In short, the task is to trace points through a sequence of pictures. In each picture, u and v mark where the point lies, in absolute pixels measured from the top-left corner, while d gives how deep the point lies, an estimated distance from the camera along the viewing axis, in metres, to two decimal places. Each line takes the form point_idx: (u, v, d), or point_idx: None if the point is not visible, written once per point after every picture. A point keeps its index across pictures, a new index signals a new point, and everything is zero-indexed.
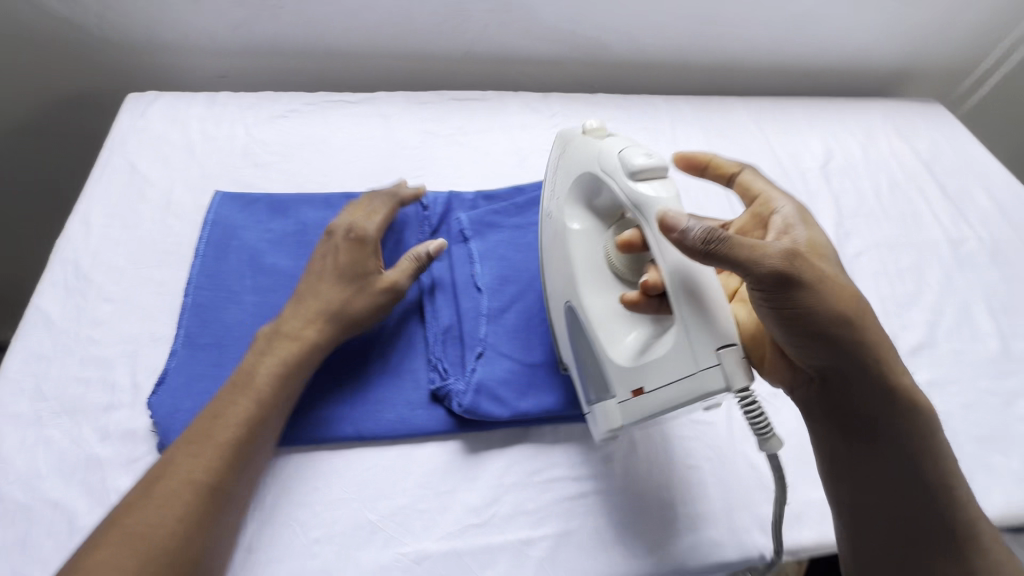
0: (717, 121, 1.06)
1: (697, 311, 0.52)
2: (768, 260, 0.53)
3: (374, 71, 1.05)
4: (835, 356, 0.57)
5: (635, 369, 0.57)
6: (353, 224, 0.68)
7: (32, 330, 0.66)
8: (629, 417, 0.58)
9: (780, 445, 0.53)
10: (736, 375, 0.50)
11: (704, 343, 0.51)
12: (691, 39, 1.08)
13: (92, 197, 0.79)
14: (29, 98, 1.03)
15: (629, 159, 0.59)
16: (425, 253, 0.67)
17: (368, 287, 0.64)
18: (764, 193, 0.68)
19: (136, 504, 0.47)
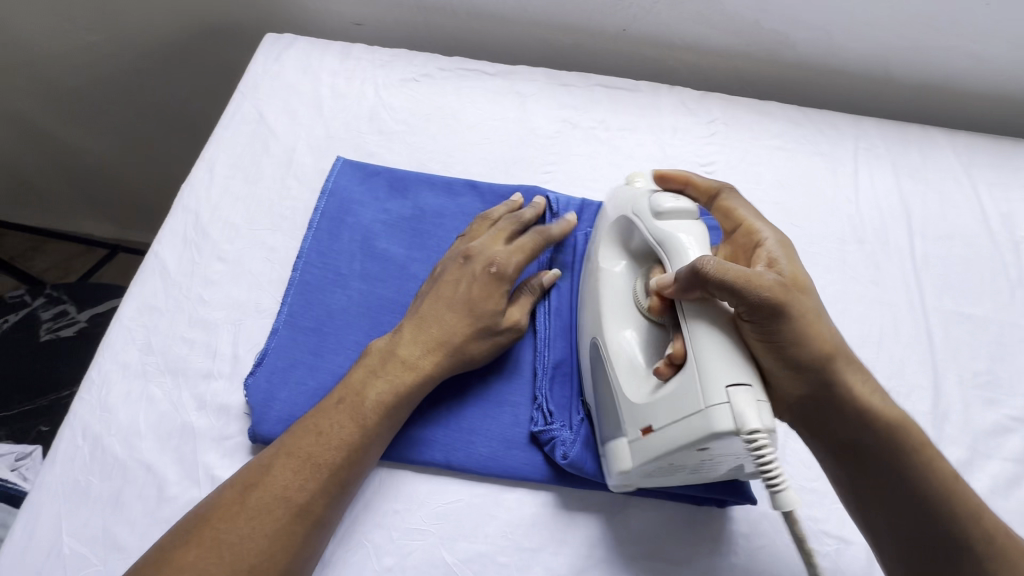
0: (914, 154, 0.86)
1: (704, 346, 0.48)
2: (755, 292, 0.48)
3: (516, 39, 0.94)
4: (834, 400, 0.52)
5: (646, 405, 0.51)
6: (496, 257, 0.61)
7: (148, 278, 0.66)
8: (638, 459, 0.51)
9: (797, 501, 0.45)
10: (746, 415, 0.44)
11: (712, 377, 0.46)
12: (902, 48, 0.88)
13: (219, 143, 0.76)
14: (173, 22, 1.03)
15: (656, 202, 0.57)
16: (540, 285, 0.64)
17: (493, 329, 0.59)
18: (750, 219, 0.58)
19: (230, 508, 0.47)
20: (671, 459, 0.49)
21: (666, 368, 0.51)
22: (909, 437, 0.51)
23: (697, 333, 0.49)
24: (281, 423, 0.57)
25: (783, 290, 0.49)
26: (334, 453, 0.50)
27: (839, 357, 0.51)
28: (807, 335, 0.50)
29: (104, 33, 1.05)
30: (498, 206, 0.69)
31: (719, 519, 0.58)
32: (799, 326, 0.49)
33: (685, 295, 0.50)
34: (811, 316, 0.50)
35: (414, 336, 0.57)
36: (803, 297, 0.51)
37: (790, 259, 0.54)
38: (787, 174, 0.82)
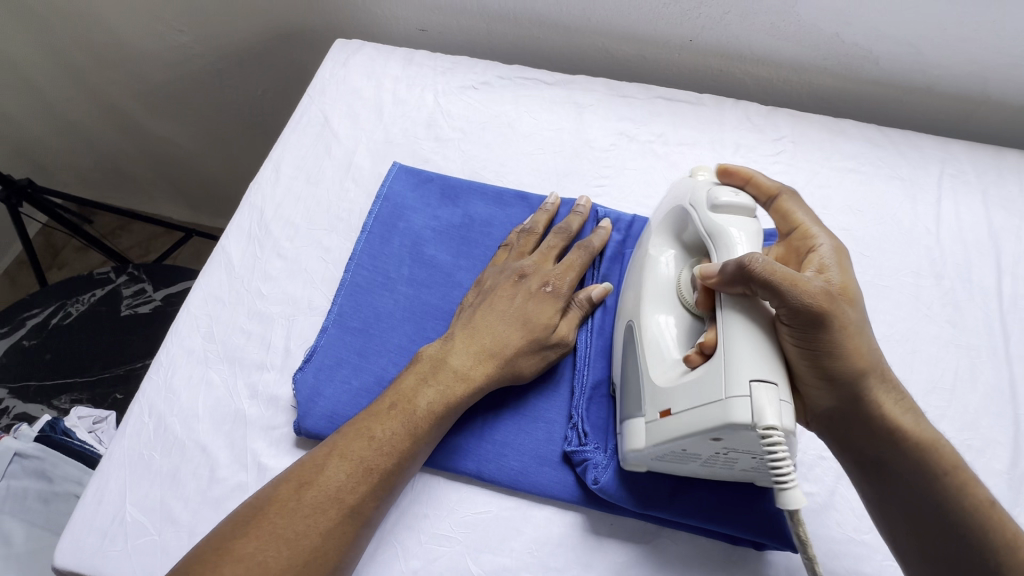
0: (1011, 184, 0.78)
1: (737, 336, 0.46)
2: (799, 296, 0.46)
3: (578, 48, 0.93)
4: (864, 416, 0.49)
5: (668, 388, 0.50)
6: (549, 276, 0.62)
7: (215, 270, 0.70)
8: (652, 440, 0.50)
9: (801, 501, 0.44)
10: (765, 411, 0.43)
11: (737, 368, 0.45)
12: (1004, 65, 0.80)
13: (286, 145, 0.80)
14: (252, 24, 1.09)
15: (714, 194, 0.55)
16: (588, 299, 0.63)
17: (545, 345, 0.59)
18: (808, 225, 0.55)
19: (286, 504, 0.49)
20: (685, 444, 0.48)
21: (696, 357, 0.49)
22: (941, 461, 0.49)
23: (732, 325, 0.47)
24: (325, 419, 0.59)
25: (828, 298, 0.46)
26: (385, 459, 0.52)
27: (873, 373, 0.49)
28: (844, 349, 0.47)
29: (193, 35, 1.13)
30: (538, 216, 0.69)
31: (755, 562, 0.56)
32: (839, 336, 0.47)
33: (728, 288, 0.48)
34: (853, 330, 0.47)
35: (466, 345, 0.58)
36: (848, 308, 0.48)
37: (843, 267, 0.51)
38: (858, 199, 0.77)
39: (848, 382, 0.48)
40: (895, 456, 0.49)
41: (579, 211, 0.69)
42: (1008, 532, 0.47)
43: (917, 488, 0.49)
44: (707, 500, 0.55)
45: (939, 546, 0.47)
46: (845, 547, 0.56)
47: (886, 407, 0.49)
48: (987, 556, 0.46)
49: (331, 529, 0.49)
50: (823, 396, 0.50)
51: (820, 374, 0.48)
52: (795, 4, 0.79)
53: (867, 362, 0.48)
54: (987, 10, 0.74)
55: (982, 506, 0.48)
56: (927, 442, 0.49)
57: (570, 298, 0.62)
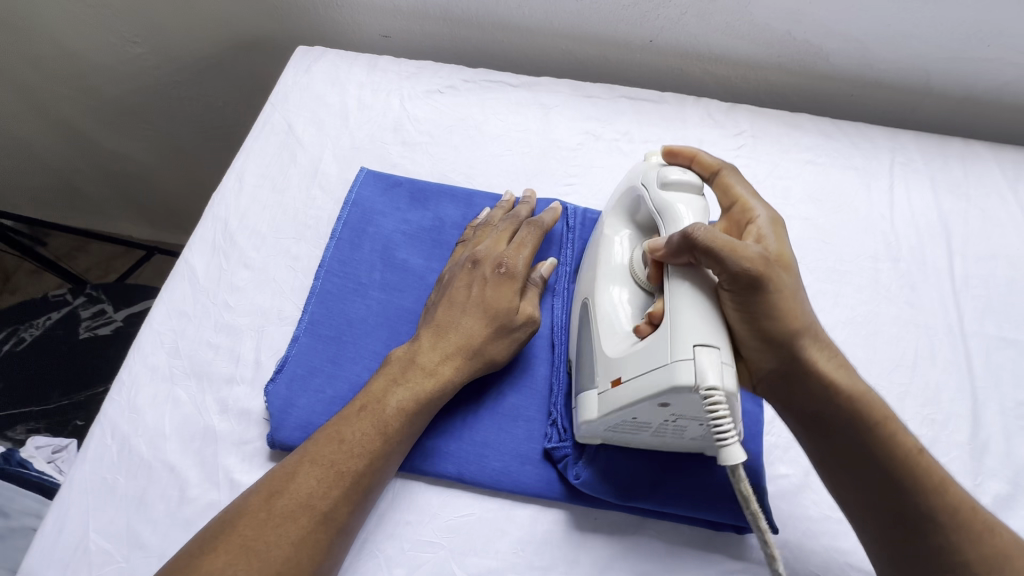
0: (954, 170, 0.82)
1: (682, 304, 0.48)
2: (737, 261, 0.47)
3: (541, 51, 0.95)
4: (804, 375, 0.50)
5: (619, 358, 0.51)
6: (502, 258, 0.62)
7: (178, 283, 0.68)
8: (603, 409, 0.51)
9: (741, 456, 0.43)
10: (707, 372, 0.44)
11: (682, 333, 0.46)
12: (941, 58, 0.84)
13: (249, 154, 0.78)
14: (209, 33, 1.06)
15: (662, 172, 0.56)
16: (542, 278, 0.63)
17: (509, 329, 0.59)
18: (746, 198, 0.56)
19: (256, 517, 0.47)
20: (633, 413, 0.50)
21: (646, 327, 0.51)
22: (874, 412, 0.50)
23: (675, 291, 0.49)
24: (299, 429, 0.58)
25: (764, 263, 0.48)
26: (355, 461, 0.51)
27: (808, 332, 0.50)
28: (779, 310, 0.48)
29: (147, 46, 1.09)
30: (494, 211, 0.70)
31: (737, 546, 0.56)
32: (773, 299, 0.48)
33: (674, 258, 0.50)
34: (787, 293, 0.49)
35: (433, 344, 0.58)
36: (784, 273, 0.50)
37: (779, 236, 0.53)
38: (817, 189, 0.80)
39: (786, 342, 0.49)
40: (836, 414, 0.50)
41: (526, 204, 0.70)
42: (937, 476, 0.49)
43: (854, 440, 0.50)
44: (689, 489, 0.56)
45: (882, 496, 0.49)
46: (822, 525, 0.57)
47: (817, 361, 0.50)
48: (923, 501, 0.48)
49: (305, 538, 0.48)
50: (763, 358, 0.50)
51: (760, 334, 0.49)
52: (748, 4, 0.82)
53: (797, 322, 0.50)
54: (924, 7, 0.79)
55: (912, 454, 0.49)
56: (857, 390, 0.51)
57: (528, 278, 0.62)
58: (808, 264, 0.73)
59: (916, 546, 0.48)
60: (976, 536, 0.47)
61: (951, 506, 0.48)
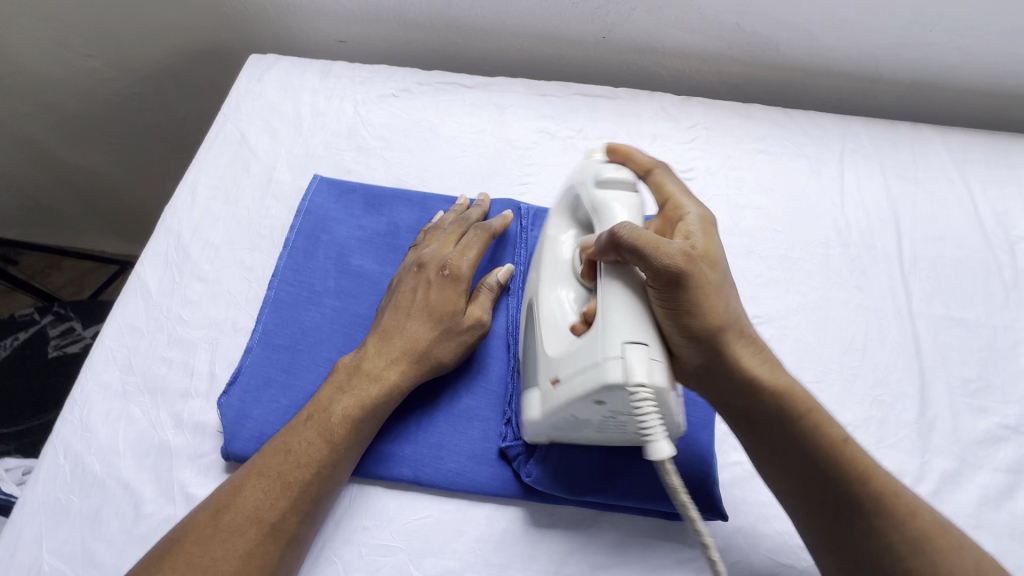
0: (903, 155, 0.84)
1: (614, 301, 0.48)
2: (661, 259, 0.47)
3: (497, 51, 0.95)
4: (728, 369, 0.51)
5: (557, 358, 0.51)
6: (446, 260, 0.62)
7: (130, 299, 0.67)
8: (545, 408, 0.52)
9: (669, 450, 0.44)
10: (634, 369, 0.45)
11: (613, 331, 0.47)
12: (886, 45, 0.86)
13: (201, 165, 0.78)
14: (164, 43, 1.06)
15: (598, 170, 0.58)
16: (495, 281, 0.64)
17: (455, 330, 0.60)
18: (676, 195, 0.57)
19: (203, 532, 0.48)
20: (571, 410, 0.50)
21: (581, 325, 0.52)
22: (799, 403, 0.51)
23: (608, 292, 0.49)
24: (253, 440, 0.58)
25: (688, 260, 0.48)
26: (302, 470, 0.52)
27: (732, 328, 0.50)
28: (703, 305, 0.48)
29: (102, 59, 1.08)
30: (446, 215, 0.70)
31: (693, 534, 0.57)
32: (698, 296, 0.48)
33: (605, 257, 0.51)
34: (712, 289, 0.49)
35: (378, 350, 0.58)
36: (709, 269, 0.50)
37: (707, 233, 0.53)
38: (770, 178, 0.81)
39: (711, 337, 0.49)
40: (759, 404, 0.52)
41: (478, 206, 0.70)
42: (862, 462, 0.50)
43: (782, 429, 0.51)
44: (642, 481, 0.56)
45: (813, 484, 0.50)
46: (775, 510, 0.58)
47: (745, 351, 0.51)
48: (847, 488, 0.49)
49: (253, 551, 0.48)
50: (693, 355, 0.50)
51: (686, 332, 0.49)
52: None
53: (722, 318, 0.50)
54: None
55: (838, 442, 0.50)
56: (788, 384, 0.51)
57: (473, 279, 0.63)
58: (759, 252, 0.75)
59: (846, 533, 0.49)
60: (901, 521, 0.47)
61: (876, 490, 0.49)
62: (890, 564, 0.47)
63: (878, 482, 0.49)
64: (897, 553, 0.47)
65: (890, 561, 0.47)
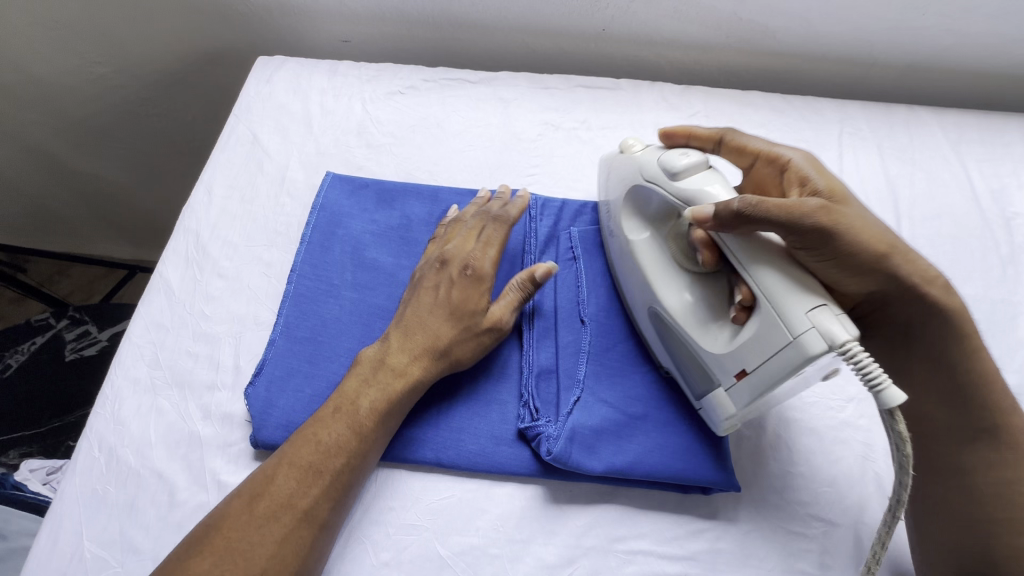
0: (898, 136, 0.86)
1: (764, 274, 0.50)
2: (805, 219, 0.52)
3: (500, 46, 0.97)
4: (903, 294, 0.56)
5: (731, 352, 0.53)
6: (468, 259, 0.65)
7: (154, 297, 0.70)
8: (741, 401, 0.53)
9: (901, 395, 0.45)
10: (833, 330, 0.46)
11: (789, 307, 0.48)
12: (881, 30, 0.87)
13: (216, 166, 0.80)
14: (172, 47, 1.08)
15: (670, 165, 0.59)
16: (530, 284, 0.63)
17: (477, 328, 0.62)
18: (768, 149, 0.61)
19: (238, 519, 0.50)
20: (773, 392, 0.51)
21: (740, 314, 0.53)
22: (958, 321, 0.55)
23: (761, 274, 0.50)
24: (280, 428, 0.60)
25: (824, 211, 0.52)
26: (334, 459, 0.54)
27: (894, 248, 0.55)
28: (855, 242, 0.53)
29: (111, 65, 1.10)
30: (467, 207, 0.72)
31: (706, 506, 0.60)
32: (851, 233, 0.53)
33: (733, 232, 0.53)
34: (856, 223, 0.54)
35: (402, 344, 0.60)
36: (844, 208, 0.54)
37: (821, 171, 0.58)
38: None
39: (873, 265, 0.54)
40: (921, 326, 0.56)
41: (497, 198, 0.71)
42: (992, 392, 0.55)
43: (942, 351, 0.56)
44: (655, 455, 0.58)
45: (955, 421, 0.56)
46: (784, 481, 0.61)
47: (915, 272, 0.55)
48: (984, 411, 0.54)
49: (287, 536, 0.50)
50: (861, 284, 0.55)
51: (847, 269, 0.54)
52: None
53: (880, 240, 0.54)
54: None
55: (983, 365, 0.55)
56: (928, 280, 0.55)
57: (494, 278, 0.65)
58: None
59: (963, 454, 0.55)
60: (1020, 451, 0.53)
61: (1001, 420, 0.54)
62: (1006, 497, 0.52)
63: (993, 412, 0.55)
64: (1018, 485, 0.52)
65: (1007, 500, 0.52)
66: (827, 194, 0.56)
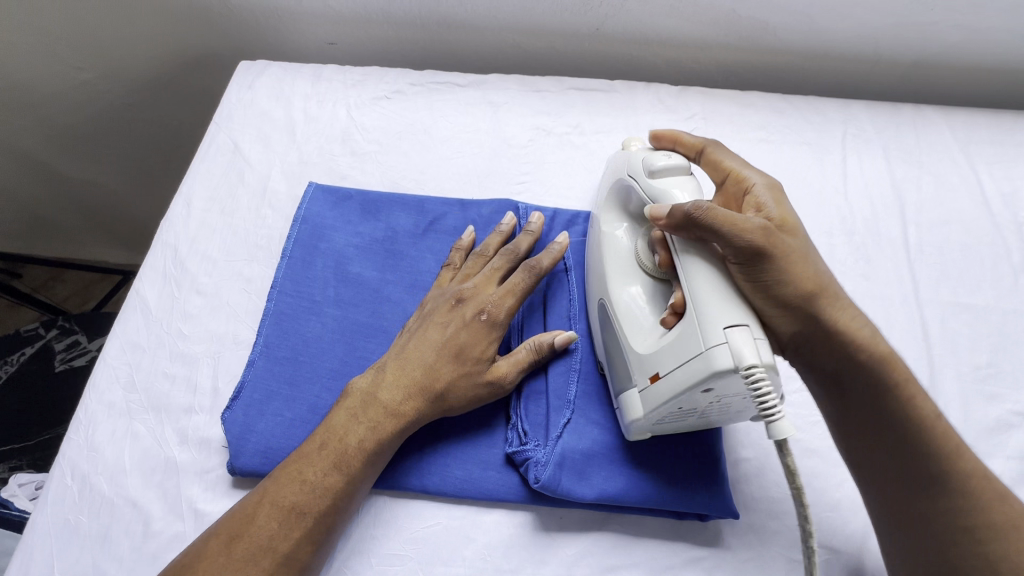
0: (904, 137, 0.82)
1: (698, 281, 0.48)
2: (742, 235, 0.48)
3: (490, 47, 0.93)
4: (828, 340, 0.51)
5: (652, 353, 0.51)
6: (485, 303, 0.60)
7: (130, 316, 0.67)
8: (649, 406, 0.51)
9: (789, 431, 0.44)
10: (743, 351, 0.44)
11: (711, 319, 0.46)
12: (887, 26, 0.83)
13: (196, 177, 0.77)
14: (155, 51, 1.05)
15: (649, 161, 0.57)
16: (547, 345, 0.59)
17: (476, 373, 0.57)
18: (738, 168, 0.57)
19: (215, 561, 0.48)
20: (679, 405, 0.49)
21: (671, 318, 0.51)
22: (897, 377, 0.50)
23: (693, 272, 0.49)
24: (258, 455, 0.58)
25: (766, 233, 0.49)
26: (318, 501, 0.51)
27: (824, 294, 0.51)
28: (788, 273, 0.49)
29: (94, 70, 1.07)
30: (491, 238, 0.67)
31: (702, 534, 0.57)
32: (784, 262, 0.49)
33: (678, 231, 0.51)
34: (795, 256, 0.50)
35: (396, 378, 0.57)
36: (789, 238, 0.51)
37: (779, 202, 0.54)
38: (770, 167, 0.79)
39: (801, 305, 0.50)
40: (856, 377, 0.51)
41: (525, 236, 0.66)
42: (953, 443, 0.49)
43: (878, 406, 0.50)
44: (649, 480, 0.56)
45: (903, 467, 0.49)
46: (784, 505, 0.58)
47: (842, 325, 0.51)
48: (932, 464, 0.48)
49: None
50: (787, 323, 0.50)
51: (774, 302, 0.49)
52: None
53: (813, 280, 0.50)
54: None
55: (932, 420, 0.49)
56: (863, 339, 0.51)
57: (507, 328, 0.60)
58: None
59: (916, 505, 0.49)
60: (981, 504, 0.47)
61: (965, 472, 0.48)
62: (964, 547, 0.46)
63: (948, 463, 0.48)
64: (973, 536, 0.46)
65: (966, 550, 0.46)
66: (776, 223, 0.52)
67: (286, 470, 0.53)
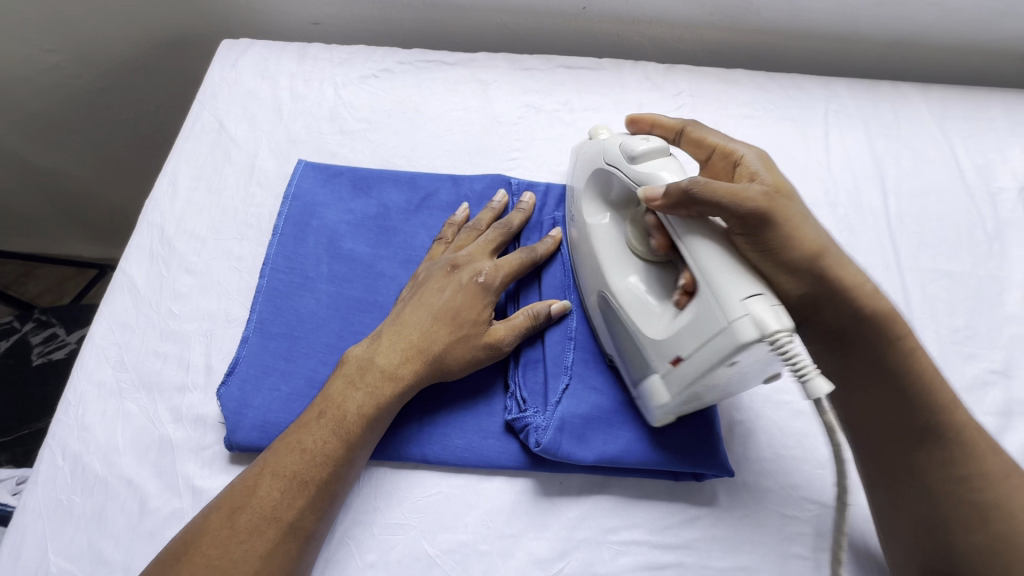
0: (883, 112, 0.85)
1: (705, 257, 0.47)
2: (742, 204, 0.48)
3: (477, 27, 0.93)
4: (834, 298, 0.51)
5: (669, 338, 0.50)
6: (479, 268, 0.60)
7: (117, 296, 0.66)
8: (675, 389, 0.51)
9: (827, 386, 0.43)
10: (766, 319, 0.43)
11: (726, 295, 0.45)
12: (864, 4, 0.86)
13: (180, 156, 0.76)
14: (132, 33, 1.02)
15: (629, 147, 0.56)
16: (544, 313, 0.60)
17: (472, 337, 0.58)
18: (722, 142, 0.58)
19: (218, 534, 0.47)
20: (704, 382, 0.49)
21: (683, 298, 0.51)
22: (897, 327, 0.52)
23: (698, 251, 0.48)
24: (256, 429, 0.57)
25: (766, 199, 0.49)
26: (319, 468, 0.51)
27: (829, 251, 0.51)
28: (792, 235, 0.49)
29: (65, 54, 1.04)
30: (482, 214, 0.68)
31: (698, 493, 0.58)
32: (786, 226, 0.49)
33: (673, 211, 0.50)
34: (796, 219, 0.51)
35: (392, 344, 0.57)
36: (787, 201, 0.52)
37: (769, 168, 0.55)
38: (756, 142, 0.81)
39: (807, 266, 0.50)
40: (866, 333, 0.52)
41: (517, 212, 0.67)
42: (948, 394, 0.51)
43: (877, 361, 0.52)
44: (646, 442, 0.57)
45: (903, 425, 0.52)
46: (776, 464, 0.60)
47: (848, 277, 0.51)
48: (932, 418, 0.51)
49: (273, 548, 0.48)
50: (793, 285, 0.51)
51: (780, 264, 0.50)
52: None
53: (817, 242, 0.51)
54: None
55: (931, 372, 0.51)
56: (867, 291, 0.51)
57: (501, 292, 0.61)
58: None
59: (914, 459, 0.51)
60: (979, 452, 0.50)
61: (960, 421, 0.51)
62: (958, 494, 0.49)
63: (949, 413, 0.51)
64: (968, 484, 0.49)
65: (958, 491, 0.49)
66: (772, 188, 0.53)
67: (286, 439, 0.52)
